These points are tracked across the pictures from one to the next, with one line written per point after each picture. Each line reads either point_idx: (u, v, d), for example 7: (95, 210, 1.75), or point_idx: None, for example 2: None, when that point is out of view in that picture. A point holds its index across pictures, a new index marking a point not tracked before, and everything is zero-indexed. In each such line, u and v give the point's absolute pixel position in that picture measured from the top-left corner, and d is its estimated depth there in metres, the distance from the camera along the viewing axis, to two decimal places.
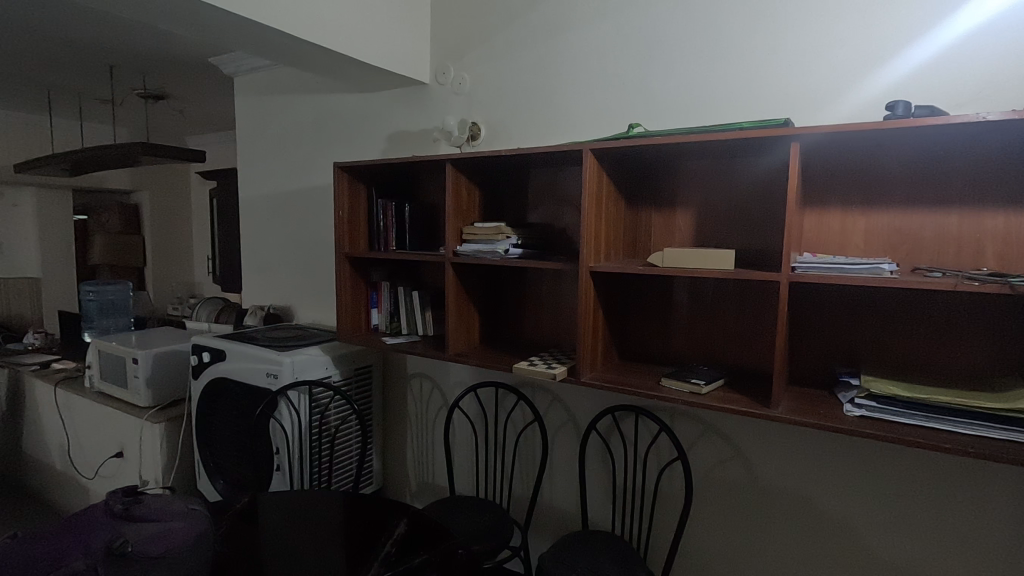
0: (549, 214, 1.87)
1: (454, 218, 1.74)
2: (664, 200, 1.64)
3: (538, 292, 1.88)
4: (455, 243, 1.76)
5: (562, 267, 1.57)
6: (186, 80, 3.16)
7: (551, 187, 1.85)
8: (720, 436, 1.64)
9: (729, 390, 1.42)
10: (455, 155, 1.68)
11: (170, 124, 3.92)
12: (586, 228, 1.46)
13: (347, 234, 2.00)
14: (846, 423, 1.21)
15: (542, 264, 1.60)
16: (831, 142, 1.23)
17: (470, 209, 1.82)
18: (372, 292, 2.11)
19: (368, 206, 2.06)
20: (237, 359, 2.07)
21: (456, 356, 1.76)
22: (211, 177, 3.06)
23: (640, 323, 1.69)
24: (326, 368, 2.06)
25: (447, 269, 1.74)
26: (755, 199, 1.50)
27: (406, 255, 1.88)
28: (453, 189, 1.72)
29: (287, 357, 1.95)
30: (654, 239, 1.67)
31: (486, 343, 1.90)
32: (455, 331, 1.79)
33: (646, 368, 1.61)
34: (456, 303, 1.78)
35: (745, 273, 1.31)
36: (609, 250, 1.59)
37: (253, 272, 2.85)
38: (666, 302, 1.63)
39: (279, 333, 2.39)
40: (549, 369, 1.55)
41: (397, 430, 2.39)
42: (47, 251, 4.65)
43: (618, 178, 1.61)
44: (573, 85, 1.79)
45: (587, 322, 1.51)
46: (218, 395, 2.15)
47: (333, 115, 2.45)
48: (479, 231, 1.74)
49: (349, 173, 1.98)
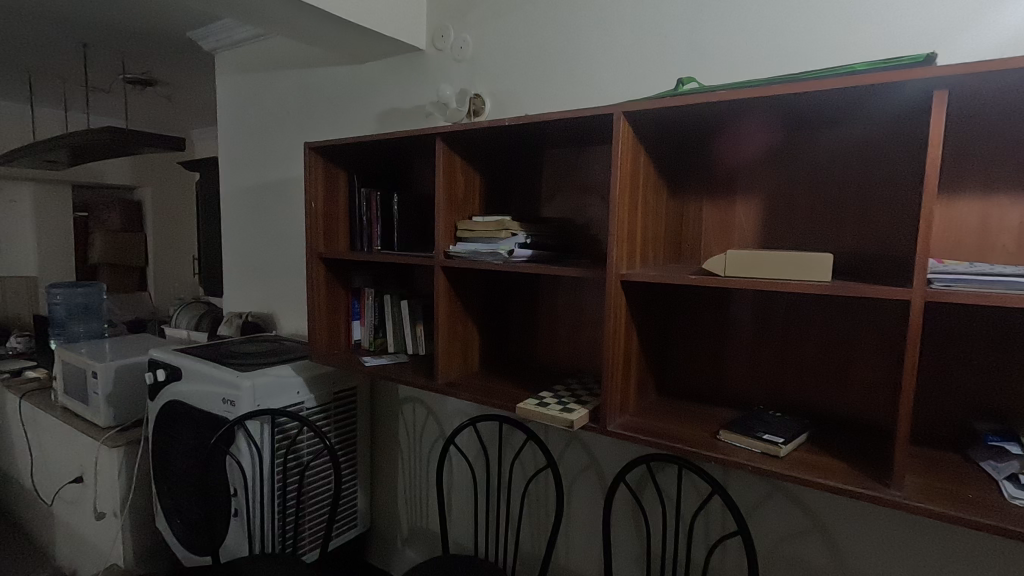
0: (569, 206, 1.49)
1: (446, 210, 1.37)
2: (718, 185, 1.25)
3: (553, 305, 1.49)
4: (447, 242, 1.38)
5: (583, 274, 1.17)
6: (169, 61, 2.86)
7: (572, 172, 1.47)
8: (791, 500, 1.24)
9: (815, 450, 1.01)
10: (446, 129, 1.30)
11: (164, 113, 3.65)
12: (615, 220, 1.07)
13: (322, 230, 1.64)
14: (1019, 519, 0.78)
15: (556, 271, 1.21)
16: (990, 88, 0.82)
17: (469, 198, 1.45)
18: (354, 301, 1.75)
19: (349, 197, 1.70)
20: (193, 380, 1.74)
21: (447, 386, 1.39)
22: (195, 168, 2.75)
23: (684, 348, 1.30)
24: (298, 392, 1.72)
25: (436, 275, 1.37)
26: (851, 182, 1.10)
27: (389, 257, 1.51)
28: (444, 172, 1.34)
29: (246, 381, 1.60)
30: (705, 238, 1.28)
31: (487, 368, 1.52)
32: (446, 353, 1.41)
33: (694, 409, 1.21)
34: (448, 317, 1.40)
35: (853, 289, 0.89)
36: (645, 252, 1.19)
37: (234, 274, 2.53)
38: (721, 321, 1.24)
39: (254, 346, 2.06)
40: (563, 412, 1.14)
41: (387, 463, 2.03)
42: (45, 249, 4.44)
43: (659, 157, 1.22)
44: (601, 40, 1.40)
45: (616, 349, 1.12)
46: (173, 422, 1.82)
47: (320, 93, 2.10)
48: (478, 226, 1.36)
49: (325, 157, 1.62)
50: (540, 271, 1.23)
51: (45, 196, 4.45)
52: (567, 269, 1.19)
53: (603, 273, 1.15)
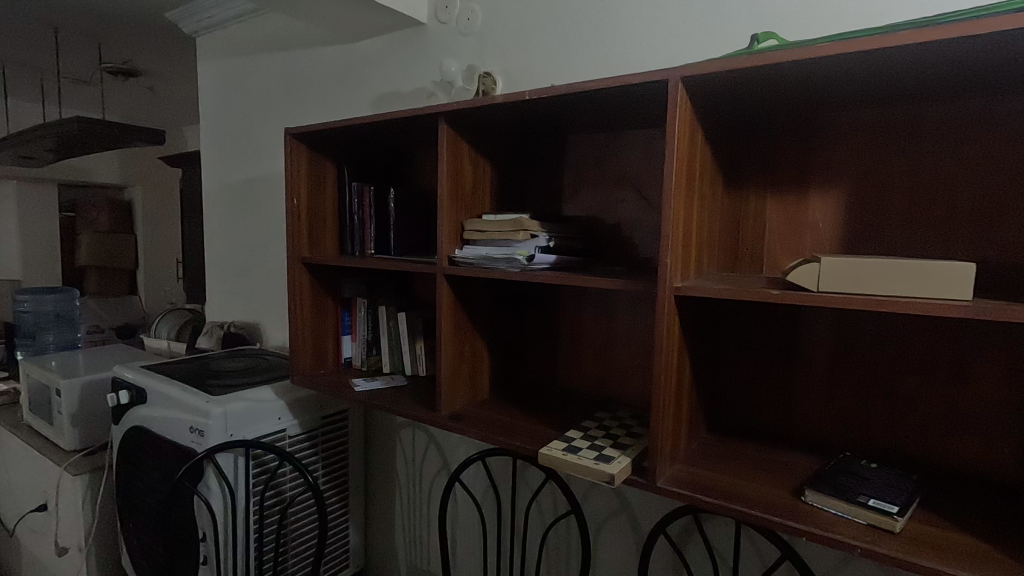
0: (598, 203, 1.25)
1: (450, 208, 1.13)
2: (787, 175, 1.02)
3: (578, 320, 1.26)
4: (452, 246, 1.15)
5: (622, 287, 0.93)
6: (149, 48, 2.63)
7: (601, 162, 1.24)
8: (880, 567, 0.99)
9: (937, 523, 0.76)
10: (451, 108, 1.06)
11: (151, 106, 3.43)
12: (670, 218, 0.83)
13: (306, 232, 1.41)
14: None
15: (587, 283, 0.97)
16: None
17: (479, 192, 1.21)
18: (344, 313, 1.51)
19: (338, 193, 1.47)
20: (159, 405, 1.51)
21: (452, 419, 1.15)
22: (176, 163, 2.52)
23: (739, 376, 1.06)
24: (278, 419, 1.49)
25: (440, 286, 1.13)
26: (967, 169, 0.87)
27: (382, 263, 1.28)
28: (448, 161, 1.11)
29: (217, 408, 1.37)
30: (768, 242, 1.04)
31: (500, 395, 1.29)
32: (449, 380, 1.17)
33: (758, 454, 0.97)
34: (452, 337, 1.17)
35: (1007, 312, 0.65)
36: (700, 258, 0.96)
37: (218, 280, 2.30)
38: (789, 345, 1.00)
39: (234, 361, 1.83)
40: (599, 460, 0.90)
41: (383, 494, 1.80)
42: (30, 251, 4.24)
43: (717, 140, 0.98)
44: (638, 2, 1.17)
45: (667, 381, 0.88)
46: (136, 452, 1.59)
47: (308, 79, 1.87)
48: (490, 226, 1.12)
49: (309, 146, 1.39)
50: (567, 283, 0.99)
51: (29, 195, 4.25)
52: (603, 280, 0.95)
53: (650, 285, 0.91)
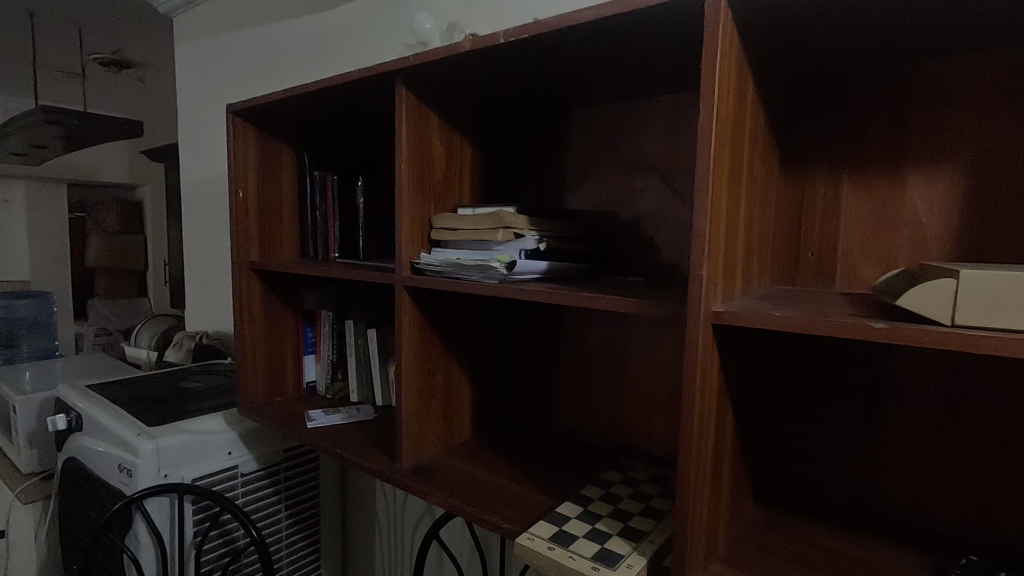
0: (610, 194, 0.97)
1: (412, 199, 0.86)
2: (872, 150, 0.72)
3: (584, 345, 0.99)
4: (417, 249, 0.88)
5: (636, 310, 0.65)
6: (133, 34, 2.45)
7: (614, 141, 0.96)
8: None
9: None
10: (409, 66, 0.80)
11: (147, 99, 3.25)
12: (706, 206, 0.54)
13: (256, 232, 1.17)
14: None
15: (585, 302, 0.69)
16: None
17: (455, 180, 0.94)
18: (306, 329, 1.26)
19: (299, 185, 1.22)
20: (93, 434, 1.29)
21: (415, 474, 0.89)
22: (159, 157, 2.32)
23: (801, 428, 0.78)
24: (228, 454, 1.25)
25: (400, 301, 0.87)
26: None
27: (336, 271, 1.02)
28: (410, 138, 0.85)
29: (147, 444, 1.13)
30: (844, 243, 0.75)
31: (485, 438, 1.02)
32: (413, 423, 0.91)
33: (832, 549, 0.68)
34: (417, 367, 0.90)
35: None
36: (748, 267, 0.67)
37: (196, 286, 2.09)
38: (875, 390, 0.71)
39: (194, 376, 1.59)
40: (600, 562, 0.62)
41: (365, 538, 1.55)
42: (38, 251, 4.15)
43: (773, 98, 0.69)
44: None
45: (701, 453, 0.59)
46: (71, 487, 1.36)
47: (282, 57, 1.63)
48: (464, 224, 0.85)
49: (258, 127, 1.15)
50: (559, 302, 0.71)
51: (37, 195, 4.15)
52: (606, 299, 0.67)
53: (677, 307, 0.62)
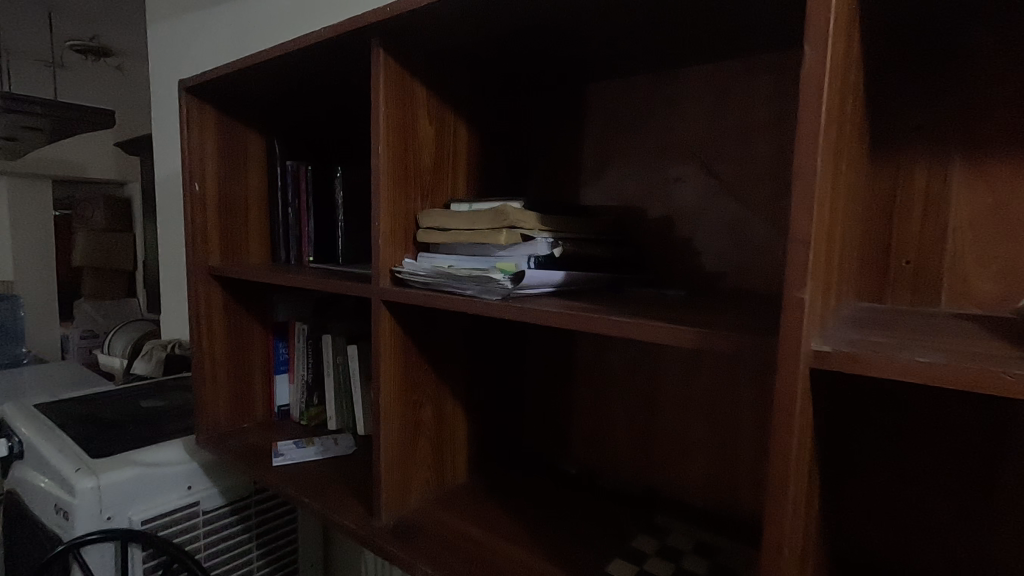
0: (636, 185, 0.79)
1: (392, 191, 0.69)
2: (996, 126, 0.55)
3: (605, 369, 0.82)
4: (398, 253, 0.71)
5: (691, 343, 0.47)
6: (108, 18, 2.28)
7: (642, 121, 0.78)
8: None
9: None
10: (387, 19, 0.63)
11: (131, 90, 3.08)
12: (809, 196, 0.36)
13: (216, 232, 0.99)
14: None
15: (617, 329, 0.51)
16: None
17: (447, 169, 0.76)
18: (277, 344, 1.09)
19: (268, 178, 1.05)
20: (31, 464, 1.12)
21: (398, 534, 0.71)
22: (134, 151, 2.15)
23: (889, 485, 0.61)
24: (187, 489, 1.08)
25: (378, 319, 0.70)
26: None
27: (304, 279, 0.84)
28: (389, 112, 0.68)
29: (87, 481, 0.97)
30: (952, 249, 0.57)
31: (484, 482, 0.84)
32: (394, 471, 0.73)
33: None
34: (399, 401, 0.73)
35: None
36: (839, 281, 0.49)
37: (172, 289, 1.92)
38: (992, 443, 0.55)
39: (156, 394, 1.41)
40: None
41: (354, 571, 1.40)
42: (21, 250, 3.97)
43: (871, 53, 0.51)
44: None
45: (793, 554, 0.41)
46: (11, 523, 1.19)
47: (258, 34, 1.46)
48: (458, 224, 0.68)
49: (216, 109, 0.98)
50: (581, 329, 0.53)
51: (21, 191, 3.98)
52: (648, 327, 0.50)
53: (750, 340, 0.45)
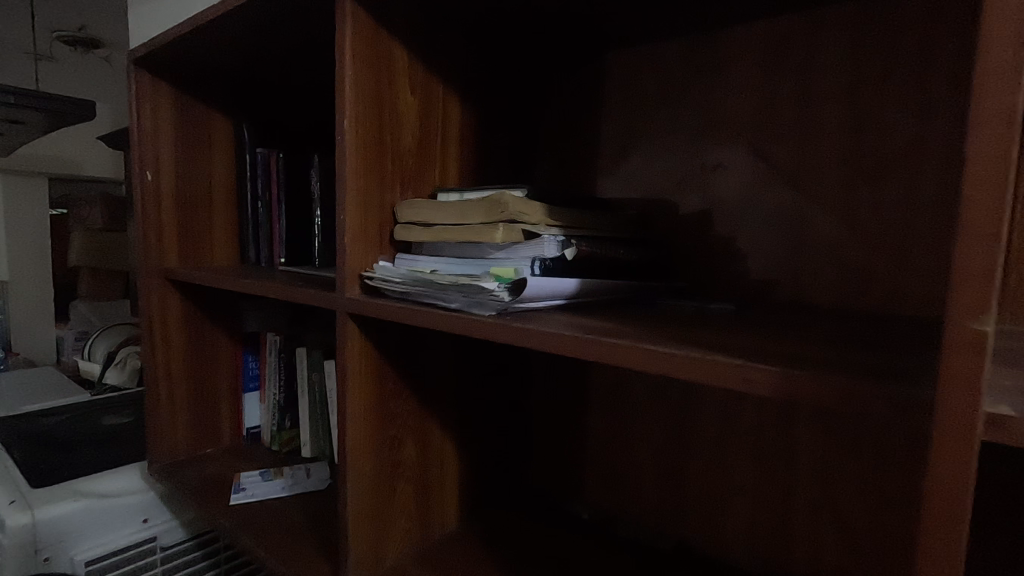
0: (665, 172, 0.65)
1: (361, 175, 0.55)
2: None
3: (626, 393, 0.68)
4: (368, 253, 0.57)
5: (765, 389, 0.31)
6: (94, 4, 2.16)
7: (672, 93, 0.64)
8: None
9: None
10: None
11: (124, 84, 2.97)
12: (995, 153, 0.22)
13: (172, 228, 0.86)
14: None
15: (649, 363, 0.35)
16: None
17: (434, 151, 0.62)
18: (247, 359, 0.95)
19: (235, 167, 0.91)
20: None
21: None
22: (119, 143, 2.02)
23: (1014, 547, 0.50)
24: (142, 522, 0.95)
25: (343, 336, 0.56)
26: None
27: (255, 284, 0.69)
28: (357, 73, 0.54)
29: (20, 516, 0.83)
30: None
31: (478, 529, 0.70)
32: (363, 525, 0.59)
33: None
34: (371, 438, 0.59)
35: None
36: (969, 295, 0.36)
37: None
38: None
39: (124, 409, 1.27)
40: None
41: None
42: None
43: None
44: None
45: None
46: None
47: None
48: (445, 218, 0.53)
49: (173, 86, 0.85)
50: (599, 360, 0.37)
51: None
52: (693, 360, 0.33)
53: (865, 386, 0.28)
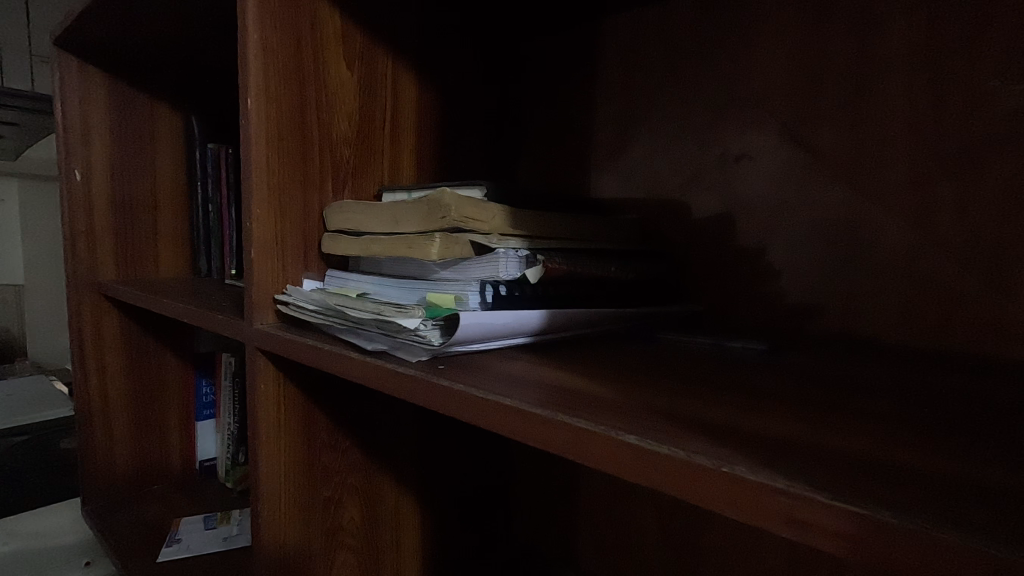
0: (673, 165, 0.52)
1: (272, 169, 0.42)
2: None
3: None
4: (287, 269, 0.44)
5: (827, 541, 0.17)
6: None
7: (680, 64, 0.51)
8: None
9: None
10: None
11: None
12: None
13: (109, 235, 0.75)
14: None
15: (624, 467, 0.22)
16: None
17: (380, 139, 0.50)
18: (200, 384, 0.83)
19: (184, 165, 0.80)
20: None
21: None
22: None
23: None
24: None
25: (254, 375, 0.43)
26: None
27: (173, 305, 0.57)
28: (264, 36, 0.41)
29: None
30: None
31: None
32: None
33: None
34: (295, 502, 0.46)
35: None
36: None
37: None
38: None
39: None
40: None
41: None
42: None
43: None
44: None
45: None
46: None
47: None
48: (377, 225, 0.41)
49: (108, 74, 0.75)
50: (552, 453, 0.24)
51: None
52: (696, 472, 0.20)
53: None
